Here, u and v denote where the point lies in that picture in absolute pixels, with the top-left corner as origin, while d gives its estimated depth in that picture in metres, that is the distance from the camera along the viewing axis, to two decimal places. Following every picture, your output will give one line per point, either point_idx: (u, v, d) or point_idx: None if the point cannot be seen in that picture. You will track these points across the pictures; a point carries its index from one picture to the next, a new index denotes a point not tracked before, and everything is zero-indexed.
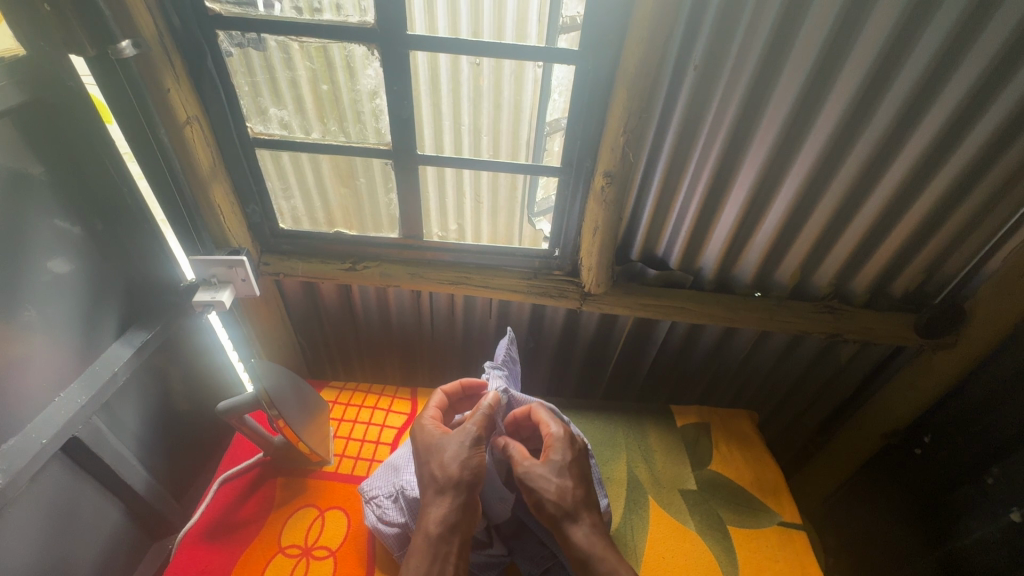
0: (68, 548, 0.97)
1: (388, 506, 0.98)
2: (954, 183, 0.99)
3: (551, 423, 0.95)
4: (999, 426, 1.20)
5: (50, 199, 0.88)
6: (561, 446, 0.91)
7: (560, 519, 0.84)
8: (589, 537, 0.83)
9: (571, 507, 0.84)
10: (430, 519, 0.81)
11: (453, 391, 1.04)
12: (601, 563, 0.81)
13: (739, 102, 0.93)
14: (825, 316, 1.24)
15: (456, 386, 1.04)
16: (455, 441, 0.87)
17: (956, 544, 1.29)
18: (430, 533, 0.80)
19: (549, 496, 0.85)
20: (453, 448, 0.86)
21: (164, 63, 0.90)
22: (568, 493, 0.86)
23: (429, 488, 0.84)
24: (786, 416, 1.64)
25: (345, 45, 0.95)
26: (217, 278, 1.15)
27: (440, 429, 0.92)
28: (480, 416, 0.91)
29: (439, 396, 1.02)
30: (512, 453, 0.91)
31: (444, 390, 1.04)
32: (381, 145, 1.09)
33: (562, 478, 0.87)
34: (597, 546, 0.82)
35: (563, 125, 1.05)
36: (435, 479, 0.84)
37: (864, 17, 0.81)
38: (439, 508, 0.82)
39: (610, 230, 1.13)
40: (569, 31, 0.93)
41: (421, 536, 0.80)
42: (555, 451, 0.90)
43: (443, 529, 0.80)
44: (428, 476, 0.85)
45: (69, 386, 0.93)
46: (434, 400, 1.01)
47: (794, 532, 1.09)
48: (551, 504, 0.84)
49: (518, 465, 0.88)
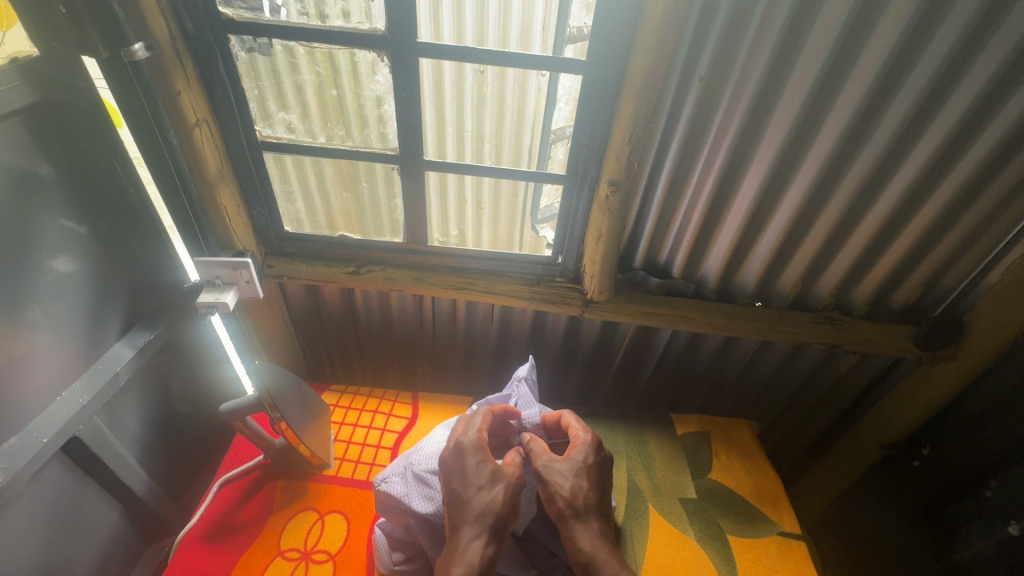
0: (66, 549, 0.96)
1: (395, 481, 0.94)
2: (954, 197, 1.00)
3: (579, 427, 0.97)
4: (997, 439, 1.20)
5: (58, 198, 0.89)
6: (587, 446, 0.94)
7: (567, 520, 0.86)
8: (593, 541, 0.85)
9: (582, 509, 0.87)
10: (473, 553, 0.78)
11: (499, 411, 0.97)
12: (603, 566, 0.82)
13: (743, 115, 0.94)
14: (826, 327, 1.25)
15: (501, 408, 0.98)
16: (503, 481, 0.85)
17: (954, 558, 1.30)
18: (474, 566, 0.76)
19: (562, 491, 0.87)
20: (506, 489, 0.84)
21: (176, 66, 0.91)
22: (580, 493, 0.88)
23: (476, 520, 0.80)
24: (786, 425, 1.64)
25: (353, 51, 0.96)
26: (220, 280, 1.13)
27: (489, 465, 0.86)
28: (514, 455, 0.91)
29: (485, 411, 0.95)
30: (531, 448, 0.94)
31: (490, 406, 0.97)
32: (386, 149, 1.10)
33: (578, 478, 0.90)
34: (599, 552, 0.84)
35: (567, 134, 1.07)
36: (486, 512, 0.81)
37: (866, 34, 0.83)
38: (484, 543, 0.79)
39: (613, 239, 1.13)
40: (576, 41, 0.95)
41: (461, 567, 0.76)
42: (578, 450, 0.93)
43: (486, 566, 0.77)
44: (475, 507, 0.82)
45: (71, 386, 0.93)
46: (479, 416, 0.94)
47: (793, 543, 1.08)
48: (562, 499, 0.87)
49: (541, 454, 0.92)
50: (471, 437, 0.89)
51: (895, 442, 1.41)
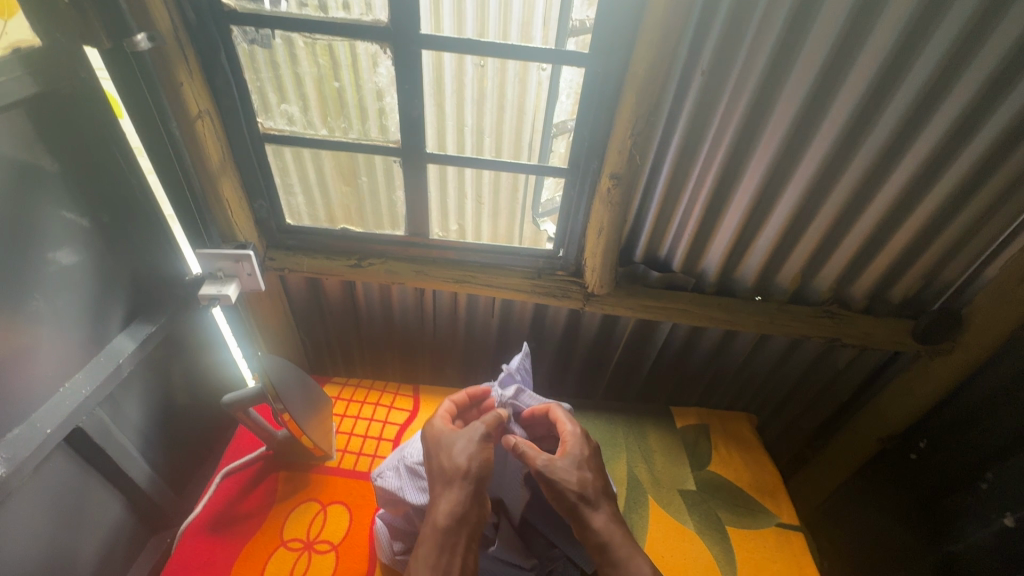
0: (71, 539, 0.97)
1: (389, 475, 0.95)
2: (954, 191, 1.01)
3: (566, 421, 0.96)
4: (992, 431, 1.23)
5: (61, 191, 0.89)
6: (579, 441, 0.93)
7: (581, 507, 0.86)
8: (607, 523, 0.86)
9: (593, 495, 0.87)
10: (439, 513, 0.80)
11: (462, 400, 1.00)
12: (620, 548, 0.84)
13: (744, 110, 0.94)
14: (826, 321, 1.26)
15: (465, 396, 1.01)
16: (464, 438, 0.87)
17: (951, 549, 1.32)
18: (438, 525, 0.79)
19: (569, 487, 0.86)
20: (462, 443, 0.86)
21: (177, 55, 0.90)
22: (587, 484, 0.88)
23: (438, 481, 0.83)
24: (783, 419, 1.66)
25: (354, 43, 0.96)
26: (222, 272, 1.13)
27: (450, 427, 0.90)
28: (492, 417, 0.91)
29: (450, 402, 0.98)
30: (523, 448, 0.89)
31: (454, 395, 1.00)
32: (387, 142, 1.10)
33: (581, 470, 0.89)
34: (614, 534, 0.85)
35: (569, 128, 1.07)
36: (445, 474, 0.83)
37: (869, 28, 0.83)
38: (448, 499, 0.81)
39: (614, 232, 1.14)
40: (579, 34, 0.94)
41: (428, 529, 0.79)
42: (574, 447, 0.92)
43: (451, 523, 0.79)
44: (437, 471, 0.84)
45: (74, 376, 0.93)
46: (444, 404, 0.98)
47: (790, 533, 1.10)
48: (572, 494, 0.86)
49: (537, 457, 0.87)
50: (438, 418, 0.93)
51: (891, 436, 1.41)
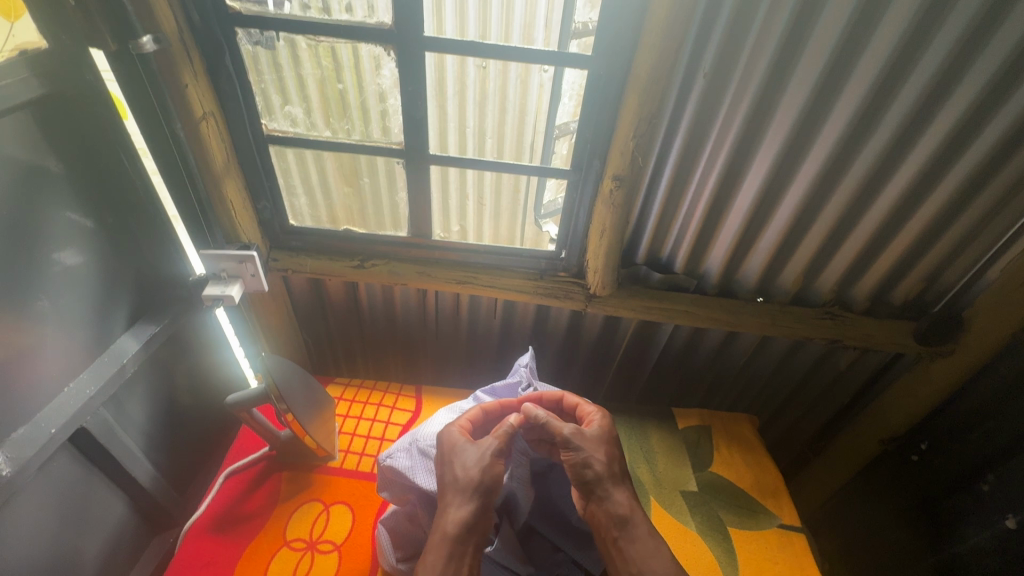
0: (75, 538, 0.97)
1: (400, 456, 0.95)
2: (956, 193, 1.01)
3: (590, 406, 1.00)
4: (994, 434, 1.22)
5: (66, 192, 0.90)
6: (603, 421, 0.96)
7: (603, 482, 0.88)
8: (629, 501, 0.88)
9: (616, 473, 0.90)
10: (448, 521, 0.80)
11: (491, 408, 0.99)
12: (637, 523, 0.86)
13: (746, 112, 0.95)
14: (827, 323, 1.26)
15: (494, 406, 0.99)
16: (479, 449, 0.87)
17: (952, 550, 1.31)
18: (447, 533, 0.79)
19: (597, 459, 0.89)
20: (475, 455, 0.86)
21: (182, 57, 0.91)
22: (613, 460, 0.91)
23: (449, 490, 0.83)
24: (785, 421, 1.66)
25: (357, 45, 0.96)
26: (226, 273, 1.13)
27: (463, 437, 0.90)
28: (503, 430, 0.90)
29: (475, 411, 0.98)
30: (546, 420, 0.90)
31: (481, 406, 0.99)
32: (390, 144, 1.10)
33: (609, 447, 0.93)
34: (636, 512, 0.87)
35: (571, 130, 1.07)
36: (456, 482, 0.83)
37: (870, 30, 0.83)
38: (459, 509, 0.81)
39: (616, 233, 1.14)
40: (582, 36, 0.94)
41: (437, 537, 0.80)
42: (599, 425, 0.95)
43: (461, 531, 0.79)
44: (449, 478, 0.84)
45: (78, 376, 0.93)
46: (466, 415, 0.97)
47: (792, 534, 1.10)
48: (598, 465, 0.88)
49: (563, 427, 0.90)
50: (453, 431, 0.92)
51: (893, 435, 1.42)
